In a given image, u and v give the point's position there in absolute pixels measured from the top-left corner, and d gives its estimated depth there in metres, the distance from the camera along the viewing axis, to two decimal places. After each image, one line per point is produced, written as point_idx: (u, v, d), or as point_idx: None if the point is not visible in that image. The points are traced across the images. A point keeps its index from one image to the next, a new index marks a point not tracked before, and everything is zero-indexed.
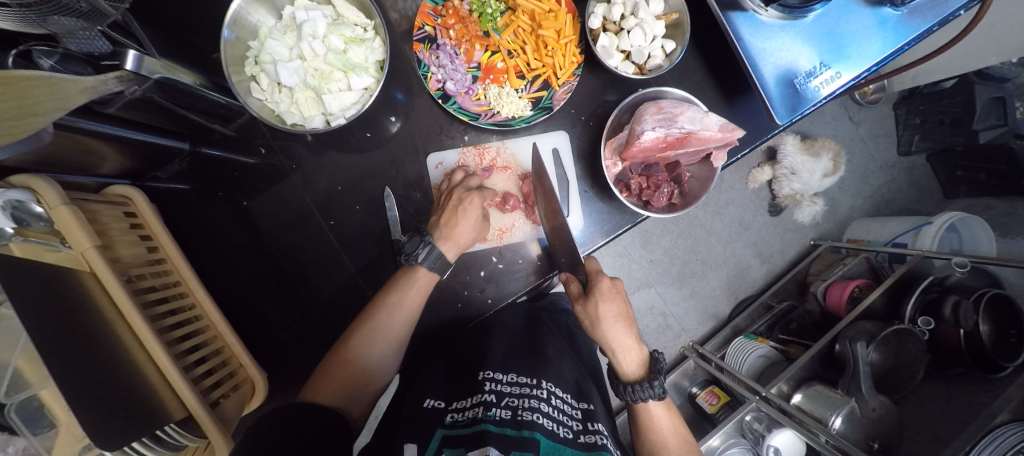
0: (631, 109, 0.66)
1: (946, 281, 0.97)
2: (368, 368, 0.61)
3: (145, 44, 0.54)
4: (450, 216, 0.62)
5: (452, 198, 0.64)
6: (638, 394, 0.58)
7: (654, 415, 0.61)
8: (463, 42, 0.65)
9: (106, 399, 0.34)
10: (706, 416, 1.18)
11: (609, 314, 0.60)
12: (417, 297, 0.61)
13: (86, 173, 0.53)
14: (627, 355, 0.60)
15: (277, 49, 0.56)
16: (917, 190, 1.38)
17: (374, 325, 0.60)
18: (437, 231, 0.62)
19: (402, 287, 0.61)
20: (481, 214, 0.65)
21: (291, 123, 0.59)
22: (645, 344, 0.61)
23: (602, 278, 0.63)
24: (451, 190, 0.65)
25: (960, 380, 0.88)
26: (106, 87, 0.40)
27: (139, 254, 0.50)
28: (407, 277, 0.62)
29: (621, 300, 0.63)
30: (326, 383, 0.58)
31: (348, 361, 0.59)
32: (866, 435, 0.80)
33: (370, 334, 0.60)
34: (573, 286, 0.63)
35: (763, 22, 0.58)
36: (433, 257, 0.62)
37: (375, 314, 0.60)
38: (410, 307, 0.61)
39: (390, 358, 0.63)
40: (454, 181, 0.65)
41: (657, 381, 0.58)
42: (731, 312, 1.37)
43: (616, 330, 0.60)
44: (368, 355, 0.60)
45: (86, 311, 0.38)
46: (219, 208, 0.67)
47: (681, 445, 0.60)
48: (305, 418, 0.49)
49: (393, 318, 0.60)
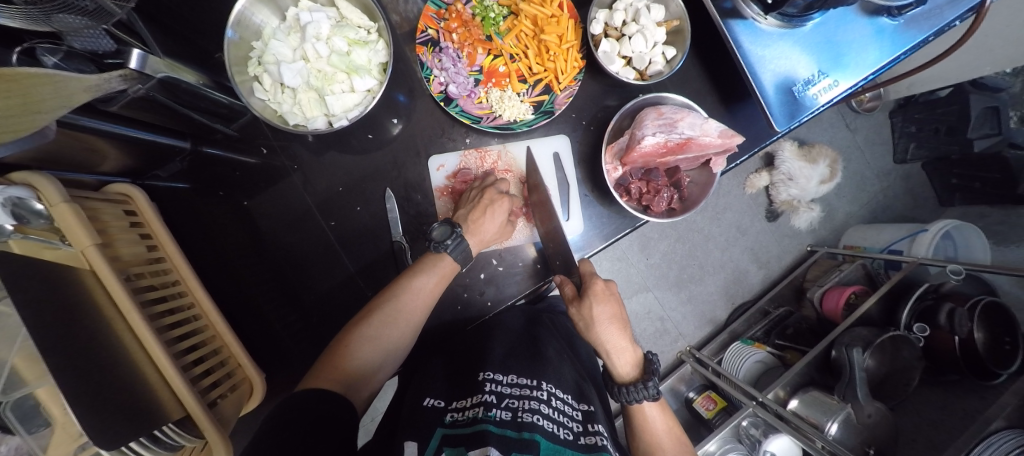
0: (631, 114, 0.66)
1: (941, 288, 0.98)
2: (381, 349, 0.60)
3: (149, 43, 0.54)
4: (479, 212, 0.64)
5: (484, 196, 0.66)
6: (634, 396, 0.58)
7: (649, 416, 0.61)
8: (465, 46, 0.66)
9: (107, 398, 0.34)
10: (703, 421, 1.18)
11: (604, 316, 0.61)
12: (439, 284, 0.62)
13: (86, 170, 0.52)
14: (622, 356, 0.60)
15: (281, 49, 0.57)
16: (912, 197, 1.39)
17: (392, 307, 0.60)
18: (466, 224, 0.64)
19: (426, 271, 0.61)
20: (506, 218, 0.66)
21: (292, 123, 0.59)
22: (640, 346, 0.62)
23: (596, 280, 0.63)
24: (483, 189, 0.66)
25: (955, 386, 0.89)
26: (109, 85, 0.40)
27: (139, 252, 0.50)
28: (431, 263, 0.62)
29: (615, 301, 0.63)
30: (334, 361, 0.58)
31: (361, 340, 0.59)
32: (862, 441, 0.81)
33: (389, 315, 0.60)
34: (567, 288, 0.64)
35: (762, 30, 0.59)
36: (459, 249, 0.62)
37: (397, 295, 0.61)
38: (429, 293, 0.61)
39: (403, 342, 0.62)
40: (486, 181, 0.67)
41: (651, 382, 0.58)
42: (728, 317, 1.38)
43: (611, 332, 0.60)
44: (383, 336, 0.60)
45: (86, 309, 0.38)
46: (219, 207, 0.67)
47: (676, 446, 0.61)
48: (313, 405, 0.49)
49: (412, 302, 0.61)
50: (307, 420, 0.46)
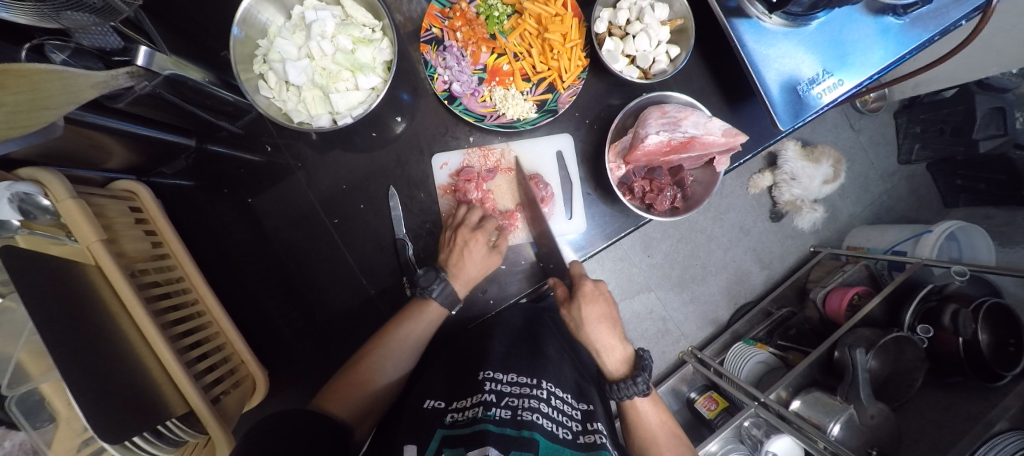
0: (635, 113, 0.66)
1: (945, 289, 0.98)
2: (372, 394, 0.62)
3: (157, 40, 0.54)
4: (458, 256, 0.63)
5: (458, 238, 0.64)
6: (624, 392, 0.58)
7: (641, 411, 0.61)
8: (469, 45, 0.66)
9: (110, 391, 0.34)
10: (704, 421, 1.17)
11: (594, 316, 0.62)
12: (427, 329, 0.64)
13: (92, 167, 0.53)
14: (610, 353, 0.61)
15: (286, 47, 0.57)
16: (917, 198, 1.38)
17: (385, 351, 0.62)
18: (450, 268, 0.64)
19: (413, 318, 0.64)
20: (487, 250, 0.65)
21: (298, 121, 0.60)
22: (629, 343, 0.62)
23: (585, 282, 0.64)
24: (458, 228, 0.65)
25: (959, 388, 0.89)
26: (116, 82, 0.41)
27: (143, 248, 0.50)
28: (418, 309, 0.64)
29: (605, 302, 0.64)
30: (340, 396, 0.59)
31: (354, 385, 0.61)
32: (864, 442, 0.80)
33: (380, 361, 0.62)
34: (560, 290, 0.65)
35: (766, 29, 0.59)
36: (445, 294, 0.64)
37: (388, 342, 0.63)
38: (418, 338, 0.63)
39: (393, 385, 0.65)
40: (458, 220, 0.66)
41: (640, 378, 0.58)
42: (730, 318, 1.38)
43: (601, 332, 0.61)
44: (375, 381, 0.62)
45: (91, 304, 0.38)
46: (224, 205, 0.68)
47: (670, 439, 0.61)
48: (309, 425, 0.49)
49: (401, 348, 0.63)
50: (308, 434, 0.48)
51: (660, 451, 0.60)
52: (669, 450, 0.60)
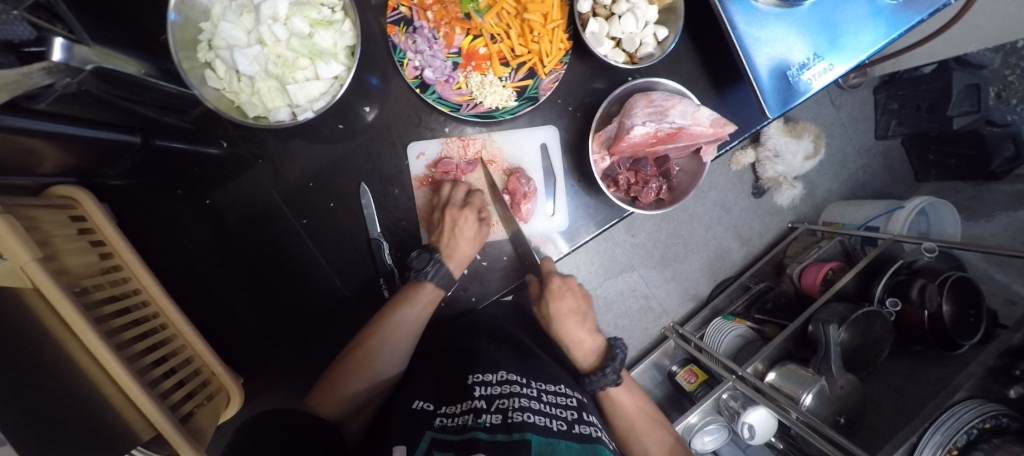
0: (620, 100, 0.63)
1: (913, 264, 1.00)
2: (370, 381, 0.61)
3: (76, 29, 0.46)
4: (449, 236, 0.62)
5: (446, 217, 0.62)
6: (597, 383, 0.61)
7: (618, 401, 0.64)
8: (442, 25, 0.60)
9: (57, 435, 0.31)
10: (685, 393, 1.20)
11: (562, 310, 0.66)
12: (423, 311, 0.63)
13: (23, 173, 0.45)
14: (580, 347, 0.65)
15: (232, 32, 0.51)
16: (889, 174, 1.42)
17: (383, 336, 0.61)
18: (443, 250, 0.62)
19: (409, 299, 0.62)
20: (478, 227, 0.64)
21: (252, 115, 0.54)
22: (599, 334, 0.66)
23: (553, 277, 0.67)
24: (444, 208, 0.63)
25: (921, 357, 0.95)
26: (31, 81, 0.36)
27: (90, 262, 0.45)
28: (413, 291, 0.62)
29: (572, 295, 0.68)
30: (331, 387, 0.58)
31: (351, 371, 0.59)
32: (834, 411, 0.85)
33: (380, 345, 0.60)
34: (534, 287, 0.68)
35: (758, 9, 0.56)
36: (441, 274, 0.63)
37: (385, 326, 0.61)
38: (416, 321, 0.62)
39: (392, 371, 0.63)
40: (443, 197, 0.64)
41: (609, 368, 0.61)
42: (710, 293, 1.42)
43: (570, 326, 0.66)
44: (371, 367, 0.60)
45: (34, 336, 0.34)
46: (181, 205, 0.63)
47: (648, 423, 0.64)
48: (303, 427, 0.48)
49: (398, 331, 0.61)
50: (296, 432, 0.46)
51: (641, 442, 0.63)
52: (648, 437, 0.63)
